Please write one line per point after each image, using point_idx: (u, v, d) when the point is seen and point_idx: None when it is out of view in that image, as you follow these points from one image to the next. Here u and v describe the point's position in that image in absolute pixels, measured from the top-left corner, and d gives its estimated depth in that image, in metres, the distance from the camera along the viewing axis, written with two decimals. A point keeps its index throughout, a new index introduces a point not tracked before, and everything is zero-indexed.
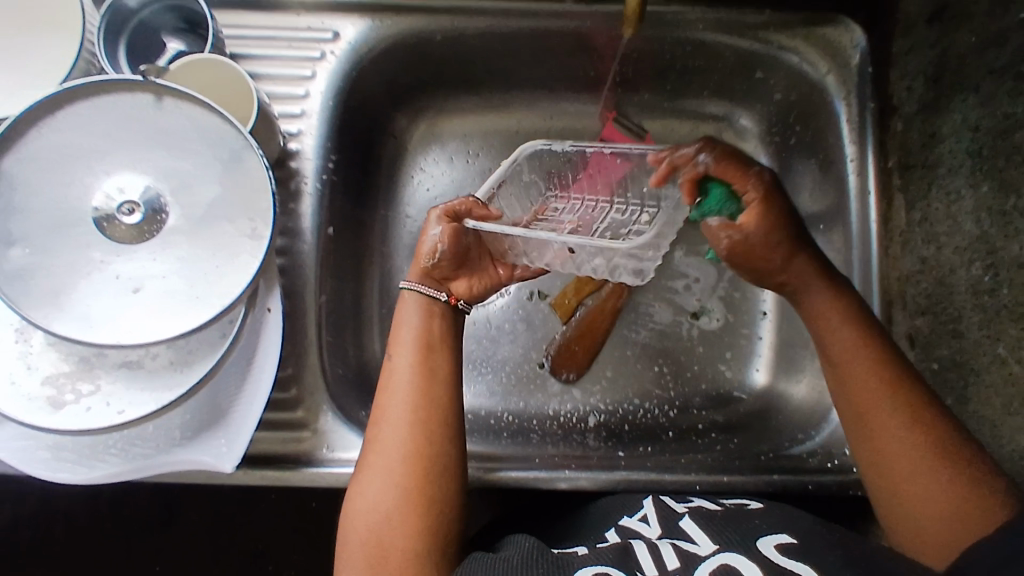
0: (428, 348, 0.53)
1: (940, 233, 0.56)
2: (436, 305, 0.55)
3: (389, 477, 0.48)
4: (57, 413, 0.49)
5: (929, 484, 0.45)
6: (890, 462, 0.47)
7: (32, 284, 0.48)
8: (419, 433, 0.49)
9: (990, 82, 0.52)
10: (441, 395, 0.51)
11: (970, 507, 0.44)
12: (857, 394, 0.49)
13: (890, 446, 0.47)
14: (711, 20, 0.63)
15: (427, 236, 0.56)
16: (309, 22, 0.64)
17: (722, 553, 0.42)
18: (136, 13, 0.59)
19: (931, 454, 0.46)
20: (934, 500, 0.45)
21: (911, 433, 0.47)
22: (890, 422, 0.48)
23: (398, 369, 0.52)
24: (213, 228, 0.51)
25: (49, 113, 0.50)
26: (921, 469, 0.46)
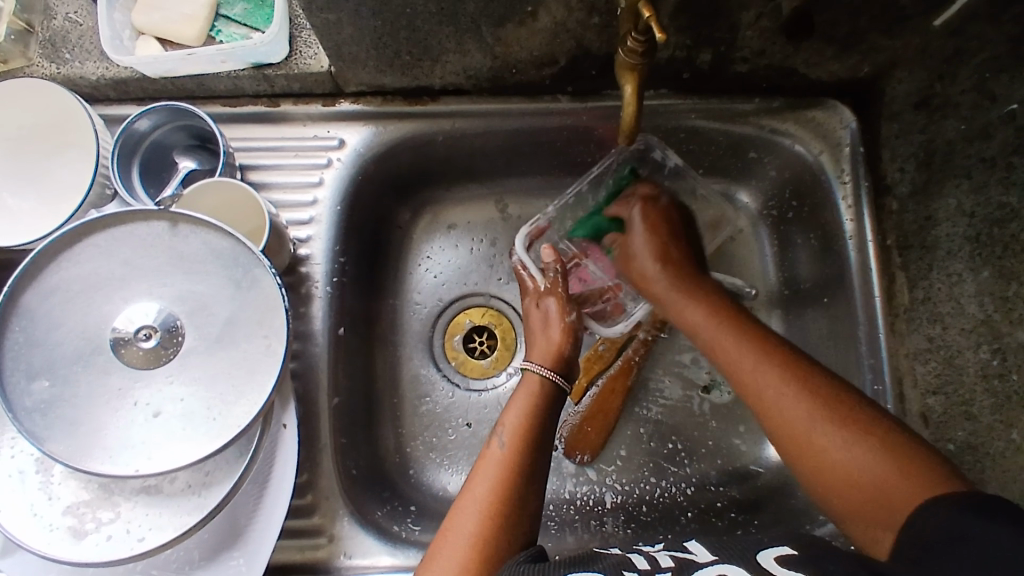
0: (520, 438, 0.55)
1: (944, 313, 0.57)
2: (546, 398, 0.59)
3: (455, 556, 0.49)
4: (78, 544, 0.49)
5: (862, 467, 0.44)
6: (818, 454, 0.46)
7: (53, 417, 0.49)
8: (491, 515, 0.50)
9: (981, 170, 0.54)
10: (523, 488, 0.53)
11: (911, 484, 0.41)
12: (752, 388, 0.52)
13: (807, 435, 0.47)
14: (702, 109, 0.65)
15: (552, 318, 0.66)
16: (315, 132, 0.67)
17: (718, 565, 0.41)
18: (146, 136, 0.61)
19: (841, 428, 0.46)
20: (871, 484, 0.43)
21: (834, 420, 0.46)
22: (783, 401, 0.49)
23: (490, 458, 0.54)
24: (228, 347, 0.52)
25: (69, 246, 0.52)
26: (852, 454, 0.45)
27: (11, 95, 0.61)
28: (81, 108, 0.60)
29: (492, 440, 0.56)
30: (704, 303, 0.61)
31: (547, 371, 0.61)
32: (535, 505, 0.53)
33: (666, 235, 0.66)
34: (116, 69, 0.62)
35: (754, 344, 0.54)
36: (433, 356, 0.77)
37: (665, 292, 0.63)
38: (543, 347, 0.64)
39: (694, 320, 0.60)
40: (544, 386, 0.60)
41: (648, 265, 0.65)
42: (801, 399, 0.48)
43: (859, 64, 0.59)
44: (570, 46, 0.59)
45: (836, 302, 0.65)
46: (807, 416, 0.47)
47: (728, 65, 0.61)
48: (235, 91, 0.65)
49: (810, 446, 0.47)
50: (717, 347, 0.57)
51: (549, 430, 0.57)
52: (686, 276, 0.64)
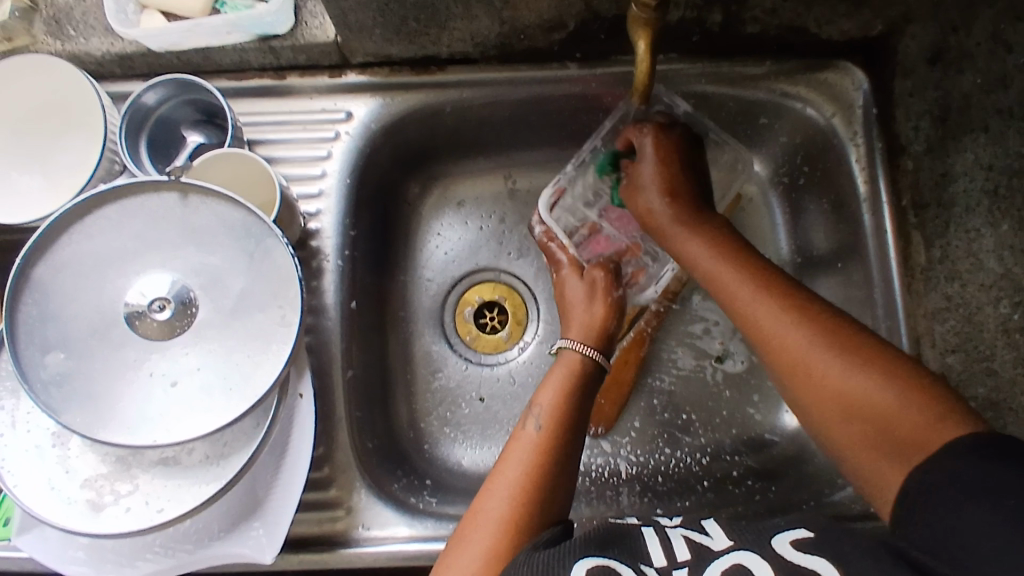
0: (555, 417, 0.55)
1: (962, 270, 0.56)
2: (582, 375, 0.59)
3: (485, 539, 0.48)
4: (97, 516, 0.49)
5: (864, 398, 0.43)
6: (819, 382, 0.45)
7: (68, 389, 0.49)
8: (522, 498, 0.49)
9: (999, 122, 0.54)
10: (558, 469, 0.52)
11: (920, 419, 0.40)
12: (745, 308, 0.51)
13: (800, 359, 0.46)
14: (711, 73, 0.65)
15: (596, 300, 0.65)
16: (322, 105, 0.66)
17: (735, 552, 0.41)
18: (154, 110, 0.61)
19: (832, 351, 0.45)
20: (873, 418, 0.42)
21: (836, 347, 0.45)
22: (772, 322, 0.48)
23: (523, 440, 0.54)
24: (244, 318, 0.52)
25: (79, 219, 0.51)
26: (855, 385, 0.43)
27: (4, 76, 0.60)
28: (79, 74, 0.59)
29: (526, 422, 0.55)
30: (707, 234, 0.56)
31: (589, 350, 0.61)
32: (569, 486, 0.53)
33: (676, 166, 0.61)
34: (121, 44, 0.62)
35: (754, 281, 0.51)
36: (445, 332, 0.76)
37: (667, 225, 0.59)
38: (581, 325, 0.64)
39: (694, 251, 0.56)
40: (583, 362, 0.60)
41: (653, 199, 0.60)
42: (800, 325, 0.47)
43: (871, 22, 0.59)
44: (579, 8, 0.58)
45: (851, 266, 0.65)
46: (804, 341, 0.46)
47: (739, 26, 0.60)
48: (240, 64, 0.64)
49: (807, 373, 0.46)
50: (716, 277, 0.54)
51: (585, 409, 0.57)
52: (689, 211, 0.58)
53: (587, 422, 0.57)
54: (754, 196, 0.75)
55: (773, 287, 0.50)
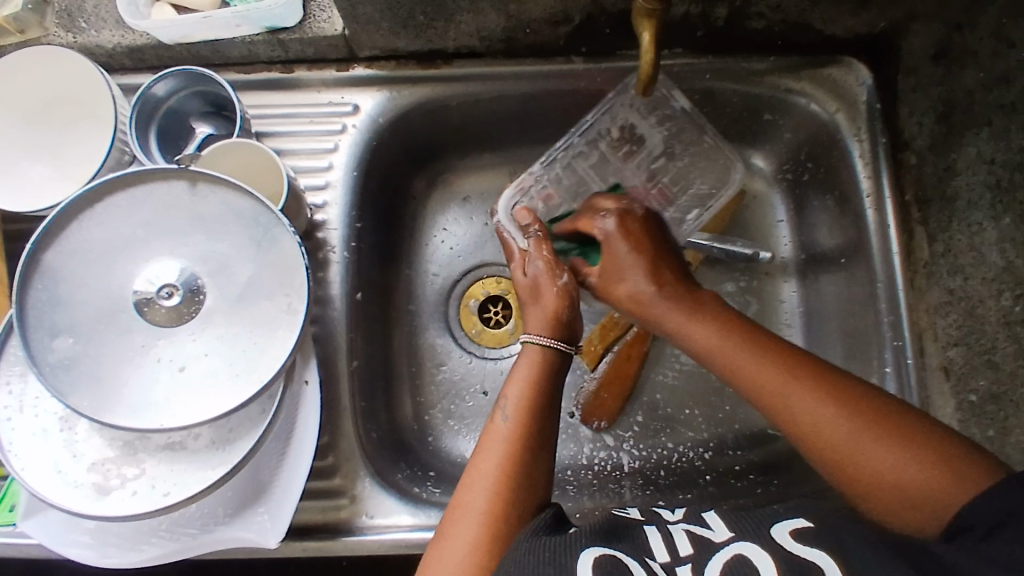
0: (524, 409, 0.54)
1: (965, 264, 0.57)
2: (548, 364, 0.58)
3: (467, 532, 0.49)
4: (103, 500, 0.50)
5: (910, 478, 0.42)
6: (866, 469, 0.44)
7: (76, 373, 0.49)
8: (500, 490, 0.50)
9: (1001, 117, 0.53)
10: (531, 461, 0.52)
11: (952, 478, 0.42)
12: (760, 388, 0.49)
13: (847, 453, 0.45)
14: (717, 69, 0.65)
15: (551, 284, 0.61)
16: (330, 98, 0.67)
17: (735, 543, 0.41)
18: (164, 102, 0.62)
19: (867, 431, 0.45)
20: (912, 492, 0.42)
21: (875, 429, 0.45)
22: (805, 411, 0.47)
23: (495, 433, 0.53)
24: (251, 305, 0.52)
25: (88, 206, 0.52)
26: (899, 463, 0.43)
27: (12, 67, 0.60)
28: (88, 64, 0.60)
29: (495, 414, 0.55)
30: (707, 311, 0.54)
31: (547, 339, 0.58)
32: (547, 473, 0.53)
33: (653, 248, 0.58)
34: (132, 36, 0.62)
35: (773, 352, 0.50)
36: (449, 326, 0.77)
37: (663, 313, 0.55)
38: (540, 312, 0.60)
39: (703, 339, 0.53)
40: (546, 354, 0.58)
41: (643, 286, 0.56)
42: (831, 404, 0.46)
43: (876, 17, 0.59)
44: (585, 2, 0.59)
45: (855, 262, 0.65)
46: (846, 429, 0.45)
47: (744, 21, 0.60)
48: (249, 57, 0.65)
49: (853, 462, 0.44)
50: (730, 366, 0.51)
51: (554, 395, 0.56)
52: (682, 287, 0.56)
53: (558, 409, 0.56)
54: (758, 192, 0.75)
55: (787, 364, 0.49)
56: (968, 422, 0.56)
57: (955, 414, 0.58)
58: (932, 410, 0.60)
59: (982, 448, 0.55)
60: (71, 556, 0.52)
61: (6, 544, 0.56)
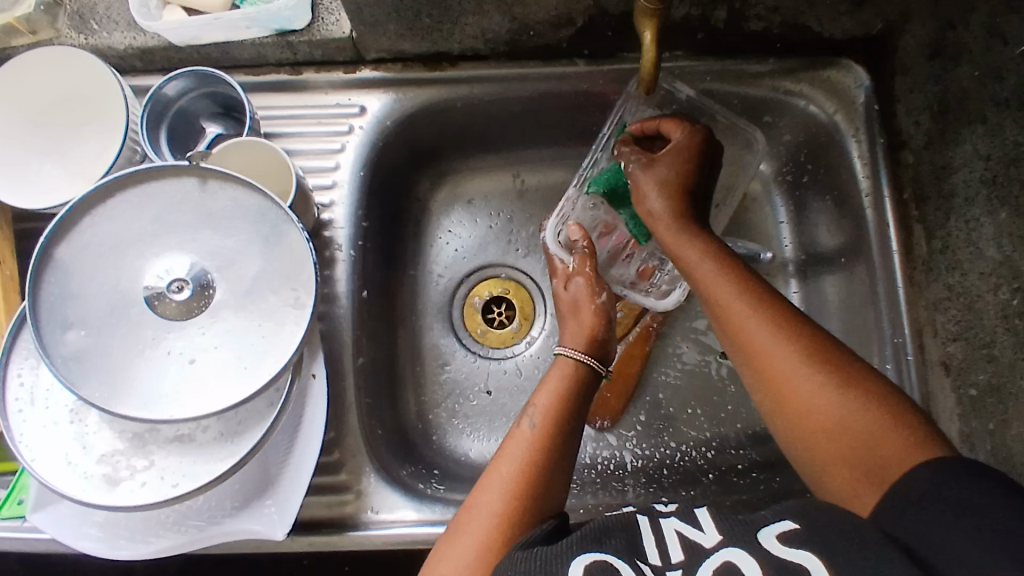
0: (552, 417, 0.54)
1: (962, 260, 0.58)
2: (580, 380, 0.57)
3: (477, 533, 0.48)
4: (113, 490, 0.50)
5: (843, 420, 0.46)
6: (800, 403, 0.47)
7: (88, 365, 0.50)
8: (517, 496, 0.49)
9: (997, 113, 0.55)
10: (552, 467, 0.51)
11: (897, 442, 0.44)
12: (729, 313, 0.52)
13: (784, 378, 0.48)
14: (716, 71, 0.66)
15: (592, 300, 0.62)
16: (337, 99, 0.68)
17: (723, 549, 0.41)
18: (174, 102, 0.63)
19: (815, 372, 0.47)
20: (853, 437, 0.45)
21: (827, 371, 0.47)
22: (758, 340, 0.50)
23: (519, 437, 0.53)
24: (259, 300, 0.53)
25: (100, 202, 0.53)
26: (836, 407, 0.46)
27: (24, 67, 0.61)
28: (100, 65, 0.61)
29: (521, 419, 0.54)
30: (702, 244, 0.55)
31: (582, 355, 0.58)
32: (563, 485, 0.52)
33: (686, 180, 0.58)
34: (143, 38, 0.64)
35: (749, 294, 0.52)
36: (452, 326, 0.77)
37: (665, 233, 0.57)
38: (577, 328, 0.61)
39: (692, 261, 0.55)
40: (578, 369, 0.57)
41: (656, 206, 0.57)
42: (788, 342, 0.49)
43: (872, 19, 0.61)
44: (587, 5, 0.60)
45: (855, 260, 0.66)
46: (793, 362, 0.48)
47: (742, 23, 0.62)
48: (258, 59, 0.66)
49: (789, 395, 0.48)
50: (710, 290, 0.53)
51: (581, 412, 0.56)
52: (686, 222, 0.57)
53: (582, 423, 0.55)
54: (756, 193, 0.76)
55: (763, 300, 0.51)
56: (969, 416, 0.57)
57: (955, 409, 0.58)
58: (933, 405, 0.60)
59: (983, 441, 0.56)
60: (81, 548, 0.53)
61: (15, 538, 0.57)
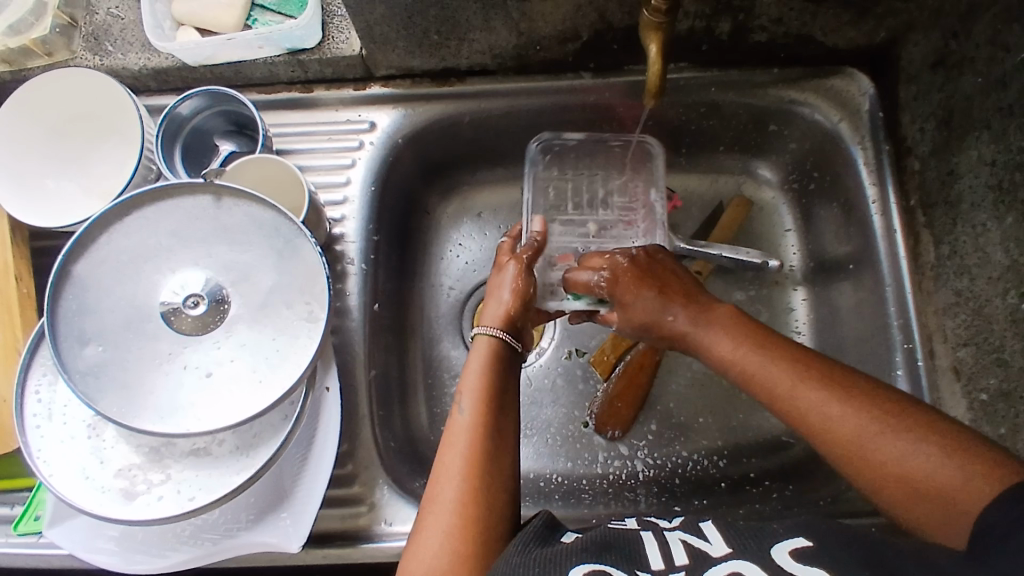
0: (482, 401, 0.53)
1: (971, 265, 0.58)
2: (501, 356, 0.57)
3: (441, 526, 0.47)
4: (129, 504, 0.51)
5: (924, 470, 0.41)
6: (877, 468, 0.43)
7: (105, 380, 0.51)
8: (470, 482, 0.48)
9: (1000, 119, 0.55)
10: (494, 445, 0.51)
11: (975, 478, 0.39)
12: (777, 391, 0.49)
13: (854, 445, 0.44)
14: (721, 82, 0.67)
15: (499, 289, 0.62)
16: (348, 116, 0.69)
17: (731, 560, 0.39)
18: (188, 120, 0.64)
19: (877, 426, 0.44)
20: (934, 487, 0.41)
21: (887, 421, 0.44)
22: (818, 411, 0.46)
23: (456, 426, 0.52)
24: (275, 314, 0.54)
25: (117, 219, 0.54)
26: (914, 463, 0.42)
27: (49, 82, 0.63)
28: (113, 83, 0.63)
29: (455, 409, 0.53)
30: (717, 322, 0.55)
31: (498, 332, 0.59)
32: (512, 463, 0.51)
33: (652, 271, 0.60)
34: (157, 58, 0.65)
35: (780, 362, 0.50)
36: (463, 338, 0.78)
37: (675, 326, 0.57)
38: (497, 307, 0.61)
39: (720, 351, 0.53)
40: (498, 346, 0.58)
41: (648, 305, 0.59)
42: (841, 404, 0.46)
43: (874, 29, 0.61)
44: (592, 19, 0.61)
45: (863, 268, 0.66)
46: (860, 422, 0.44)
47: (746, 35, 0.63)
48: (270, 78, 0.68)
49: (862, 457, 0.44)
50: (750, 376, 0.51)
51: (510, 388, 0.55)
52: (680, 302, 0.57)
53: (515, 397, 0.55)
54: (766, 203, 0.78)
55: (806, 364, 0.49)
56: (981, 421, 0.57)
57: (967, 414, 0.58)
58: (945, 411, 0.60)
59: (996, 446, 0.55)
60: (97, 562, 0.53)
61: (32, 554, 0.57)
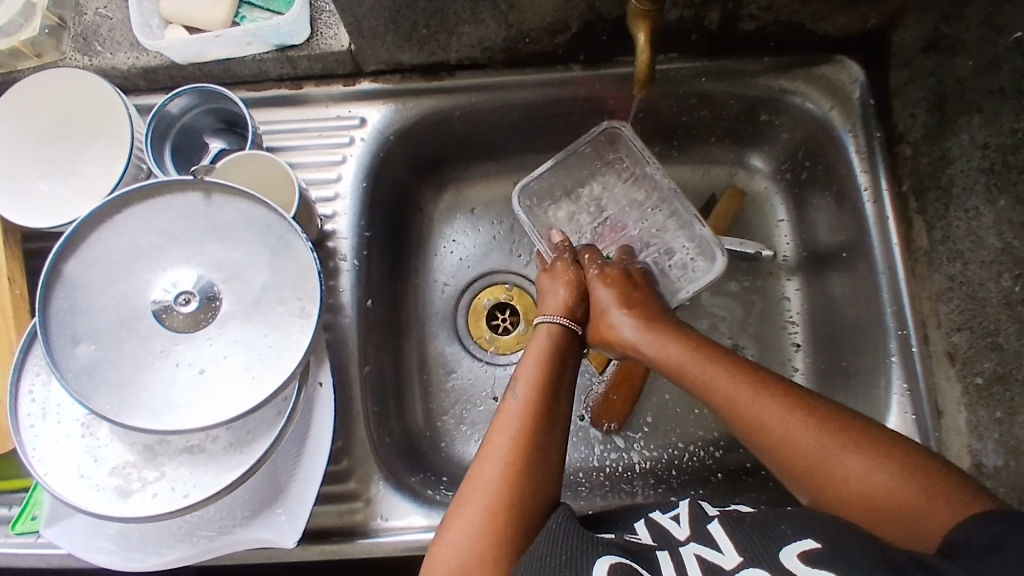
0: (539, 388, 0.54)
1: (964, 249, 0.57)
2: (560, 345, 0.59)
3: (477, 511, 0.48)
4: (125, 502, 0.51)
5: (886, 487, 0.45)
6: (836, 480, 0.47)
7: (98, 379, 0.51)
8: (516, 467, 0.49)
9: (992, 101, 0.56)
10: (546, 431, 0.52)
11: (937, 498, 0.44)
12: (734, 404, 0.51)
13: (816, 458, 0.47)
14: (711, 72, 0.67)
15: (548, 286, 0.65)
16: (338, 112, 0.69)
17: (746, 569, 0.40)
18: (178, 119, 0.64)
19: (841, 442, 0.47)
20: (897, 505, 0.44)
21: (848, 440, 0.47)
22: (777, 423, 0.49)
23: (509, 411, 0.53)
24: (267, 311, 0.53)
25: (108, 218, 0.54)
26: (879, 480, 0.45)
27: (36, 86, 0.63)
28: (100, 81, 0.63)
29: (509, 394, 0.54)
30: (680, 341, 0.56)
31: (555, 318, 0.61)
32: (557, 451, 0.52)
33: (629, 287, 0.62)
34: (146, 57, 0.65)
35: (738, 377, 0.52)
36: (458, 334, 0.78)
37: (643, 342, 0.58)
38: (551, 304, 0.63)
39: (676, 360, 0.55)
40: (557, 334, 0.60)
41: (618, 322, 0.60)
42: (799, 417, 0.49)
43: (864, 16, 0.61)
44: (581, 10, 0.61)
45: (856, 257, 0.66)
46: (817, 438, 0.48)
47: (736, 24, 0.63)
48: (260, 75, 0.68)
49: (823, 468, 0.47)
50: (707, 388, 0.53)
51: (565, 377, 0.56)
52: (654, 318, 0.59)
53: (568, 387, 0.56)
54: (758, 192, 0.78)
55: (762, 381, 0.52)
56: (977, 405, 0.56)
57: (962, 399, 0.57)
58: (941, 397, 0.59)
59: (992, 431, 0.55)
60: (94, 561, 0.53)
61: (30, 554, 0.57)
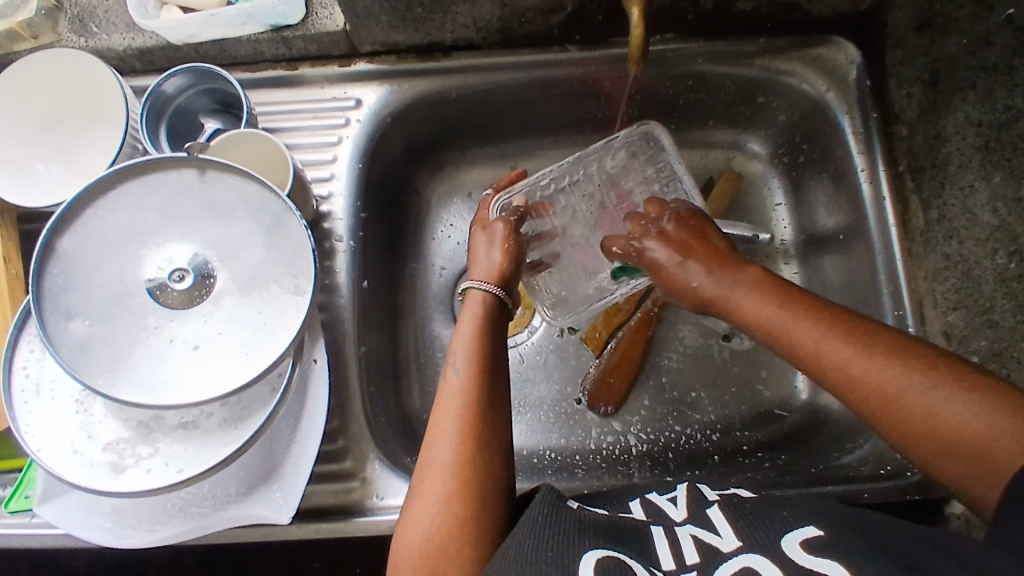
0: (475, 362, 0.52)
1: (959, 228, 0.57)
2: (493, 315, 0.57)
3: (435, 492, 0.46)
4: (119, 477, 0.51)
5: (961, 423, 0.40)
6: (909, 420, 0.42)
7: (92, 355, 0.51)
8: (465, 446, 0.47)
9: (985, 78, 0.56)
10: (488, 407, 0.50)
11: (1019, 434, 0.39)
12: (797, 346, 0.48)
13: (885, 398, 0.43)
14: (708, 53, 0.67)
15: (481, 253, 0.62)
16: (334, 93, 0.69)
17: (743, 553, 0.39)
18: (173, 99, 0.64)
19: (911, 377, 0.43)
20: (974, 442, 0.40)
21: (917, 374, 0.42)
22: (842, 362, 0.45)
23: (449, 389, 0.51)
24: (261, 289, 0.53)
25: (102, 194, 0.54)
26: (954, 416, 0.41)
27: (24, 71, 0.63)
28: (91, 61, 0.63)
29: (447, 370, 0.52)
30: (743, 285, 0.52)
31: (488, 285, 0.58)
32: (504, 423, 0.51)
33: (688, 233, 0.57)
34: (142, 38, 0.65)
35: (801, 316, 0.48)
36: (455, 317, 0.78)
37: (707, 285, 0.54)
38: (482, 269, 0.61)
39: (744, 305, 0.51)
40: (488, 302, 0.57)
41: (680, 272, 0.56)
42: (865, 353, 0.44)
43: None
44: None
45: (854, 240, 0.66)
46: (886, 376, 0.43)
47: (732, 3, 0.62)
48: (255, 56, 0.68)
49: (894, 408, 0.43)
50: (773, 331, 0.49)
51: (500, 349, 0.55)
52: (711, 262, 0.55)
53: (504, 358, 0.55)
54: (755, 176, 0.78)
55: (830, 318, 0.47)
56: None
57: None
58: None
59: None
60: (89, 538, 0.53)
61: (27, 533, 0.57)
